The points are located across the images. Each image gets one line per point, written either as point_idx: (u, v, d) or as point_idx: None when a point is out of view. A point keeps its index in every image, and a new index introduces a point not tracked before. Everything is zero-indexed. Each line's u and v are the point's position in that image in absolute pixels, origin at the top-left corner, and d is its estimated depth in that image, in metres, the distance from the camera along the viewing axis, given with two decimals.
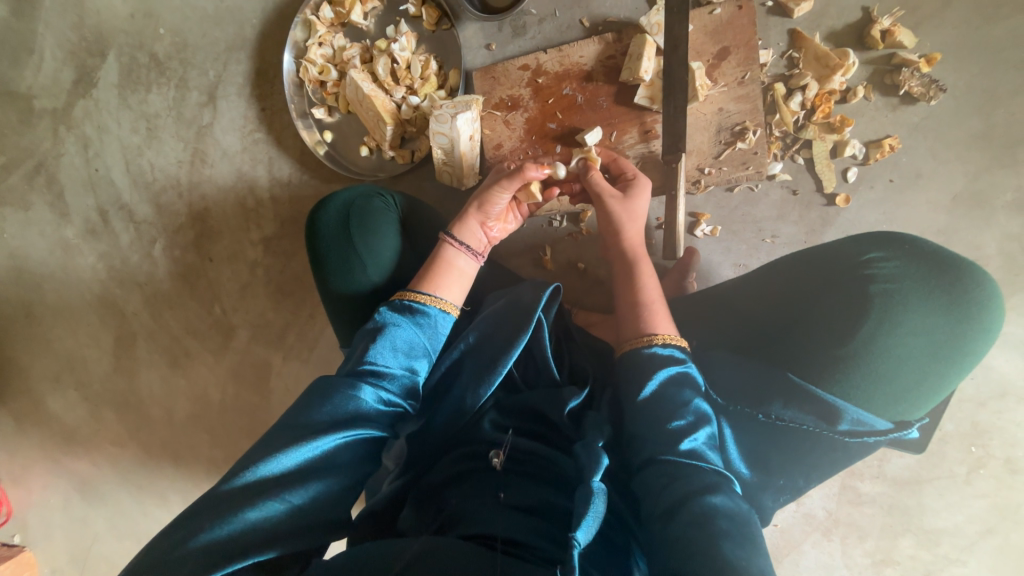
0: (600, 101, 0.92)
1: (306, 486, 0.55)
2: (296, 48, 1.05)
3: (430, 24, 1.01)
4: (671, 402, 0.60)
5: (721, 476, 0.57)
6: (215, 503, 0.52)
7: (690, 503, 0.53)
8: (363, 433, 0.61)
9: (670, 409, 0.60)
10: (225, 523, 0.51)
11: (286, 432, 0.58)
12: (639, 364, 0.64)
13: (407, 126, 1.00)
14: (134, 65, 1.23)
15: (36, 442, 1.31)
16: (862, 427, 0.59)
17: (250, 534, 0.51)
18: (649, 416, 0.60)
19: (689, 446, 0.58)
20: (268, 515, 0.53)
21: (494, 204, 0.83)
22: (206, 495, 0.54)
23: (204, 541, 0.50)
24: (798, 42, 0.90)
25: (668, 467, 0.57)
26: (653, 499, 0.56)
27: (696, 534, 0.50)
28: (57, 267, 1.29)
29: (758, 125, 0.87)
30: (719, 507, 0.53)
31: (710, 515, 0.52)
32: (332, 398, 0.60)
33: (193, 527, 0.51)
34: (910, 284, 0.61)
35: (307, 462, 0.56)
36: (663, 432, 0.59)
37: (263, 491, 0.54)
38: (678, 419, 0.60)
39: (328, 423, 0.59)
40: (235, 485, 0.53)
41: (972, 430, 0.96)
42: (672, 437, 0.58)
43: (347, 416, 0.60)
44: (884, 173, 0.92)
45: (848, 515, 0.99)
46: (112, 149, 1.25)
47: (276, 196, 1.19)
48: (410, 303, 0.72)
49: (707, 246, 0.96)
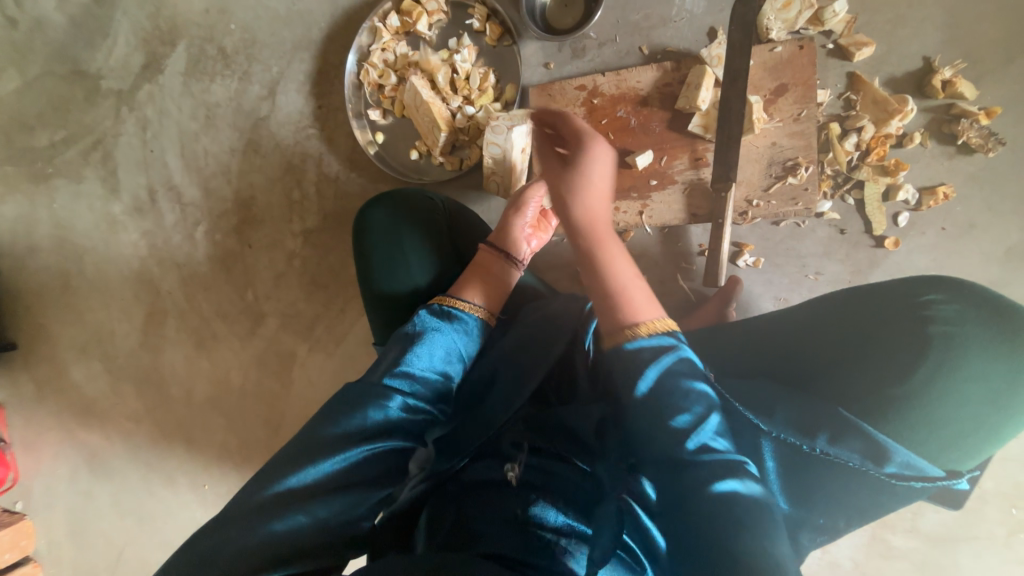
0: (653, 126, 0.94)
1: (331, 500, 0.56)
2: (360, 52, 1.09)
3: (492, 40, 1.05)
4: (716, 429, 0.55)
5: (772, 497, 0.53)
6: (245, 512, 0.54)
7: (744, 522, 0.49)
8: (391, 445, 0.61)
9: (654, 411, 0.56)
10: (254, 532, 0.53)
11: (312, 444, 0.58)
12: (624, 361, 0.59)
13: (460, 134, 1.03)
14: (202, 56, 1.28)
15: (55, 411, 1.33)
16: (910, 470, 0.57)
17: (274, 546, 0.52)
18: (673, 434, 0.55)
19: (733, 460, 0.53)
20: (294, 527, 0.54)
21: (528, 210, 0.86)
22: (238, 500, 0.56)
23: (235, 549, 0.52)
24: (856, 85, 0.91)
25: (707, 486, 0.52)
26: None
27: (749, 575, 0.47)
28: (100, 240, 1.33)
29: (811, 162, 0.88)
30: (775, 531, 0.49)
31: (766, 553, 0.48)
32: (364, 407, 0.61)
33: (225, 533, 0.53)
34: (970, 329, 0.61)
35: (333, 475, 0.57)
36: (700, 451, 0.54)
37: (290, 502, 0.55)
38: (717, 436, 0.54)
39: (356, 434, 0.59)
40: (263, 495, 0.55)
41: (1014, 491, 0.92)
42: (709, 455, 0.53)
43: (376, 427, 0.61)
44: (935, 220, 0.92)
45: (876, 567, 0.96)
46: (169, 133, 1.30)
47: (322, 191, 1.22)
48: (450, 309, 0.76)
49: (749, 276, 0.97)
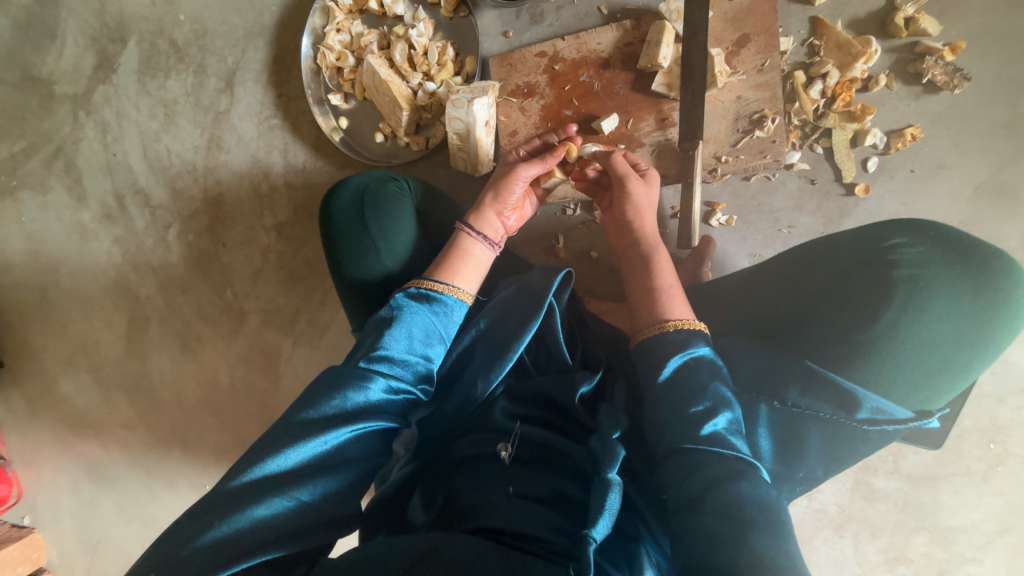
0: (617, 88, 0.92)
1: (313, 483, 0.55)
2: (314, 35, 1.05)
3: (448, 12, 1.02)
4: (686, 389, 0.60)
5: (743, 462, 0.55)
6: (219, 503, 0.52)
7: (715, 492, 0.52)
8: (374, 426, 0.61)
9: (674, 396, 0.60)
10: (230, 522, 0.51)
11: (290, 429, 0.57)
12: (651, 350, 0.64)
13: (422, 112, 1.01)
14: (154, 51, 1.24)
15: (48, 425, 1.32)
16: (881, 415, 0.58)
17: (257, 532, 0.51)
18: (671, 410, 0.59)
19: (709, 432, 0.56)
20: (275, 512, 0.52)
21: (511, 193, 0.82)
22: (212, 493, 0.54)
23: (211, 540, 0.50)
24: (819, 30, 0.90)
25: (691, 457, 0.56)
26: (676, 487, 0.55)
27: (720, 523, 0.50)
28: (73, 250, 1.30)
29: (777, 113, 0.86)
30: (746, 495, 0.52)
31: (735, 504, 0.51)
32: (342, 390, 0.60)
33: (199, 525, 0.51)
34: (934, 269, 0.61)
35: (315, 457, 0.56)
36: (681, 421, 0.58)
37: (270, 487, 0.53)
38: (694, 407, 0.58)
39: (338, 416, 0.59)
40: (242, 482, 0.53)
41: (991, 426, 0.94)
42: (690, 424, 0.57)
43: (358, 409, 0.60)
44: (904, 163, 0.91)
45: (861, 511, 0.98)
46: (130, 135, 1.27)
47: (291, 182, 1.20)
48: (427, 291, 0.71)
49: (723, 235, 0.97)
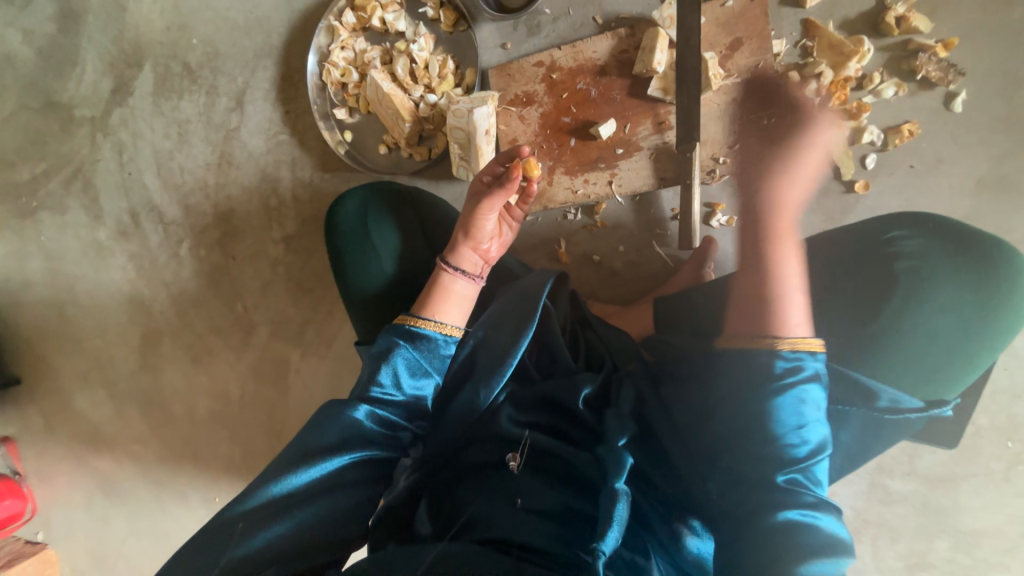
0: (614, 94, 0.94)
1: (314, 506, 0.56)
2: (320, 52, 1.09)
3: (447, 27, 1.05)
4: (784, 423, 0.55)
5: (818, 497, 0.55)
6: (225, 531, 0.54)
7: (761, 519, 0.54)
8: (368, 454, 0.62)
9: (774, 423, 0.55)
10: (234, 548, 0.52)
11: (289, 458, 0.59)
12: (750, 379, 0.57)
13: (424, 124, 1.04)
14: (168, 74, 1.29)
15: (63, 440, 1.35)
16: (897, 407, 0.59)
17: (262, 554, 0.52)
18: (743, 438, 0.56)
19: (788, 477, 0.55)
20: (277, 536, 0.54)
21: (482, 226, 0.79)
22: (218, 521, 0.56)
23: (217, 566, 0.51)
24: (811, 31, 0.91)
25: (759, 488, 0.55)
26: (727, 503, 0.58)
27: (770, 547, 0.52)
28: (90, 267, 1.34)
29: (772, 114, 0.89)
30: (785, 520, 0.53)
31: (784, 530, 0.52)
32: (337, 419, 0.61)
33: (207, 552, 0.53)
34: (934, 259, 0.61)
35: (315, 482, 0.57)
36: (749, 454, 0.56)
37: (272, 513, 0.55)
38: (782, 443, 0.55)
39: (334, 443, 0.60)
40: (246, 509, 0.55)
41: (1008, 424, 0.91)
42: (764, 462, 0.55)
43: (352, 437, 0.61)
44: (903, 159, 0.91)
45: (878, 515, 0.96)
46: (145, 155, 1.31)
47: (298, 196, 1.23)
48: (410, 329, 0.71)
49: (724, 235, 0.97)
